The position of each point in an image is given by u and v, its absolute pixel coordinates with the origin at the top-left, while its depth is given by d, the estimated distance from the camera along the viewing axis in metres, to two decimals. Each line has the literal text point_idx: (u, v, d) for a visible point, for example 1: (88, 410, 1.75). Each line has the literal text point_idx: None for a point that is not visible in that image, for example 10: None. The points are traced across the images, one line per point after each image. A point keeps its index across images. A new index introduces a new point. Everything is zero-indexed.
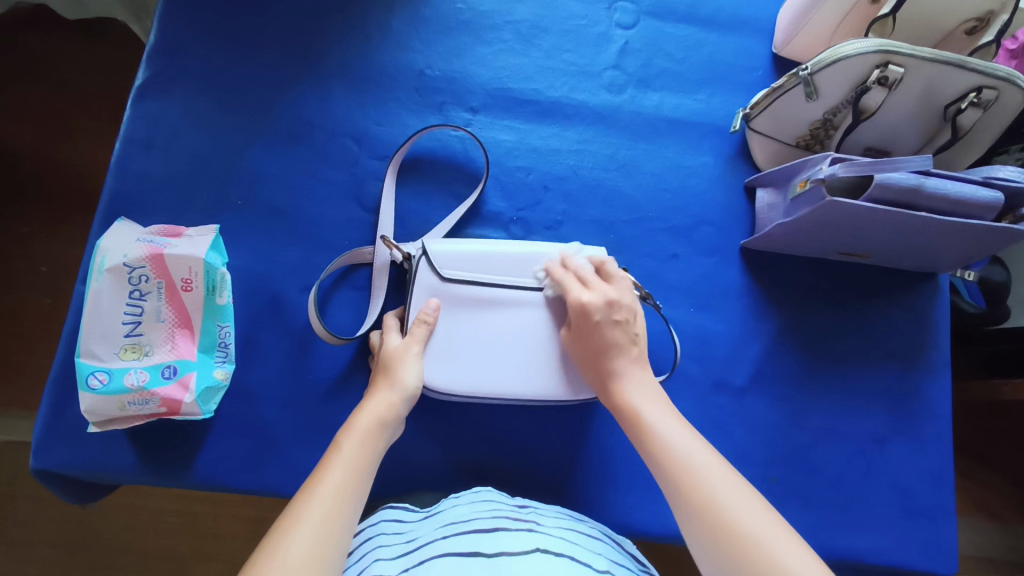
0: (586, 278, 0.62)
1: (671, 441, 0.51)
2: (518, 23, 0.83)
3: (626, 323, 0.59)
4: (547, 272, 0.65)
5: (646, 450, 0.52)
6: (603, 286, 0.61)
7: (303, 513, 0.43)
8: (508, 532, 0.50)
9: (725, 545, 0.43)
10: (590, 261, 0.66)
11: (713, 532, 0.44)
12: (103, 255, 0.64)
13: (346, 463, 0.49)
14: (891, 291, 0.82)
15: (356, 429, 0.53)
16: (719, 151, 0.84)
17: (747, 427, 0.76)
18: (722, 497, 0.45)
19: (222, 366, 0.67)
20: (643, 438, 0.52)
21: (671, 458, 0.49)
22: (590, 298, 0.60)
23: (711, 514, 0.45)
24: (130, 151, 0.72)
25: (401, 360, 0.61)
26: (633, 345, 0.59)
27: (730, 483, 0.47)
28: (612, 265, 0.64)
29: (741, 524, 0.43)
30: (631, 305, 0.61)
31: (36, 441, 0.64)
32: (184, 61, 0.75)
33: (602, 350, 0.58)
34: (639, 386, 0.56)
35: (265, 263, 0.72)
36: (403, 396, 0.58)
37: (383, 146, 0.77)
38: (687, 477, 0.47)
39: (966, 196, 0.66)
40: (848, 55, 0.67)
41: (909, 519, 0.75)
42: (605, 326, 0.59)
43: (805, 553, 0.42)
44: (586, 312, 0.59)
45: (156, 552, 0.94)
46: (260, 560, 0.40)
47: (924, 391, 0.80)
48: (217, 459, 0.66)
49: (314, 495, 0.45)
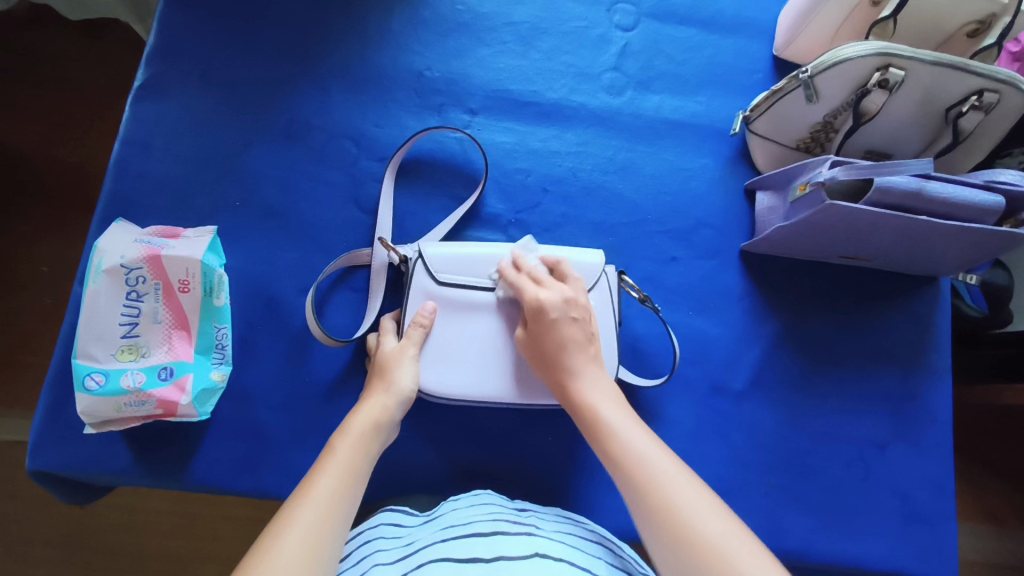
0: (540, 278, 0.62)
1: (631, 443, 0.50)
2: (517, 24, 0.83)
3: (583, 321, 0.59)
4: (498, 271, 0.64)
5: (605, 452, 0.52)
6: (558, 284, 0.61)
7: (295, 516, 0.43)
8: (507, 536, 0.49)
9: (680, 545, 0.43)
10: (541, 261, 0.65)
11: (670, 534, 0.44)
12: (100, 256, 0.64)
13: (340, 466, 0.49)
14: (892, 295, 0.82)
15: (348, 434, 0.52)
16: (719, 153, 0.84)
17: (746, 431, 0.75)
18: (679, 497, 0.45)
19: (218, 368, 0.66)
20: (602, 439, 0.52)
21: (630, 459, 0.49)
22: (547, 295, 0.60)
23: (667, 515, 0.45)
24: (129, 152, 0.72)
25: (398, 363, 0.61)
26: (590, 344, 0.59)
27: (688, 484, 0.47)
28: (567, 266, 0.64)
29: (697, 524, 0.44)
30: (586, 306, 0.61)
31: (33, 443, 0.64)
32: (183, 62, 0.75)
33: (559, 350, 0.58)
34: (598, 386, 0.56)
35: (262, 265, 0.72)
36: (399, 399, 0.58)
37: (381, 148, 0.77)
38: (645, 477, 0.47)
39: (967, 200, 0.66)
40: (848, 58, 0.66)
41: (909, 524, 0.75)
42: (563, 323, 0.58)
43: (760, 555, 0.42)
44: (542, 309, 0.59)
45: (155, 553, 0.94)
46: (253, 563, 0.39)
47: (925, 396, 0.79)
48: (213, 461, 0.66)
49: (308, 498, 0.45)
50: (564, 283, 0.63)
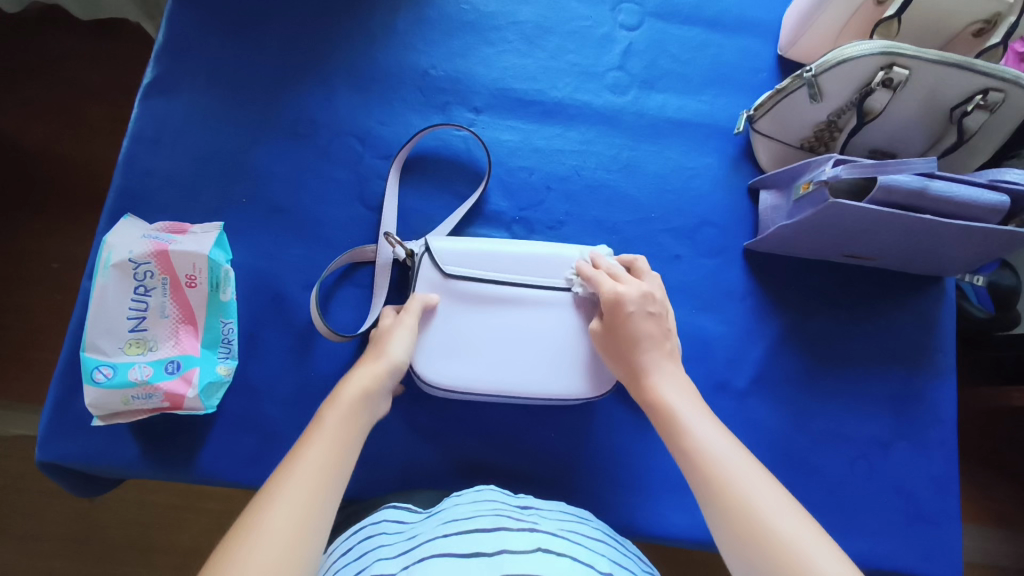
0: (618, 275, 0.64)
1: (706, 439, 0.51)
2: (522, 24, 0.84)
3: (659, 317, 0.60)
4: (576, 270, 0.66)
5: (675, 443, 0.52)
6: (634, 280, 0.63)
7: (278, 495, 0.43)
8: (509, 532, 0.50)
9: (755, 542, 0.43)
10: (619, 262, 0.67)
11: (743, 529, 0.44)
12: (110, 251, 0.65)
13: (327, 441, 0.48)
14: (896, 295, 0.82)
15: (339, 405, 0.51)
16: (723, 152, 0.84)
17: (749, 430, 0.75)
18: (755, 494, 0.46)
19: (224, 362, 0.67)
20: (675, 434, 0.52)
21: (702, 453, 0.50)
22: (625, 289, 0.61)
23: (742, 509, 0.45)
24: (137, 149, 0.73)
25: (393, 335, 0.60)
26: (666, 340, 0.60)
27: (761, 480, 0.47)
28: (643, 265, 0.66)
29: (772, 520, 0.44)
30: (663, 302, 0.62)
31: (41, 435, 0.65)
32: (191, 60, 0.76)
33: (636, 342, 0.58)
34: (671, 382, 0.56)
35: (269, 261, 0.72)
36: (391, 370, 0.57)
37: (386, 145, 0.78)
38: (720, 475, 0.48)
39: (972, 199, 0.66)
40: (852, 57, 0.67)
41: (913, 524, 0.75)
42: (639, 316, 0.59)
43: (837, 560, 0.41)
44: (620, 303, 0.60)
45: (160, 547, 0.94)
46: (235, 546, 0.39)
47: (930, 396, 0.79)
48: (220, 454, 0.67)
49: (292, 476, 0.45)
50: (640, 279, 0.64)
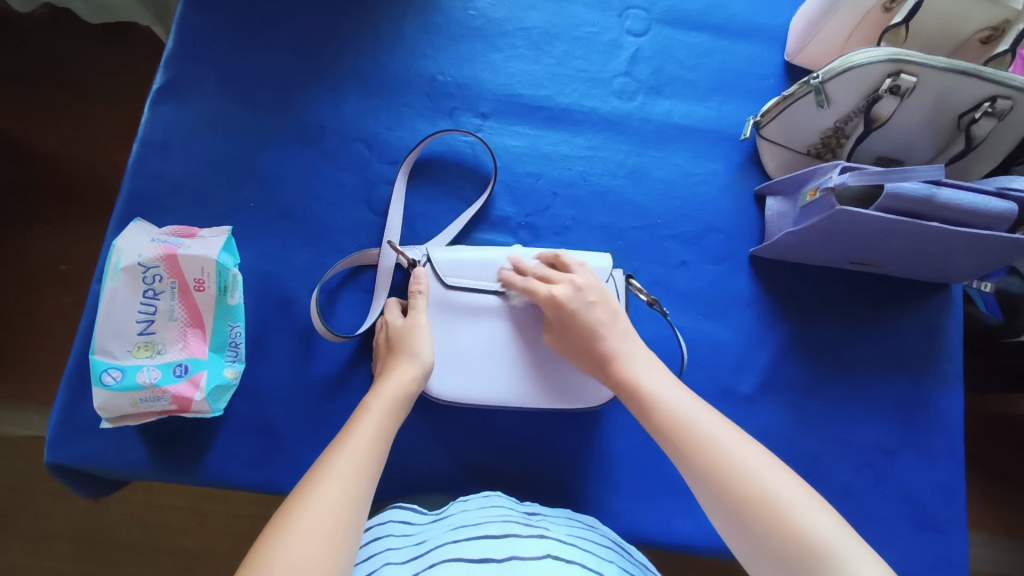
0: (545, 275, 0.64)
1: (674, 405, 0.53)
2: (530, 30, 0.84)
3: (601, 303, 0.61)
4: (503, 280, 0.66)
5: (647, 418, 0.54)
6: (566, 276, 0.63)
7: (333, 465, 0.46)
8: (518, 538, 0.50)
9: (734, 499, 0.45)
10: (543, 259, 0.67)
11: (721, 485, 0.46)
12: (119, 255, 0.65)
13: (372, 424, 0.52)
14: (903, 302, 0.82)
15: (383, 395, 0.55)
16: (729, 158, 0.84)
17: (755, 436, 0.75)
18: (729, 449, 0.48)
19: (231, 366, 0.68)
20: (645, 407, 0.54)
21: (676, 418, 0.52)
22: (559, 290, 0.62)
23: (719, 468, 0.47)
24: (147, 154, 0.74)
25: (414, 333, 0.62)
26: (617, 322, 0.61)
27: (730, 434, 0.49)
28: (568, 257, 0.66)
29: (746, 473, 0.46)
30: (599, 288, 0.63)
31: (50, 438, 0.65)
32: (201, 65, 0.77)
33: (590, 333, 0.60)
34: (636, 356, 0.58)
35: (276, 265, 0.73)
36: (424, 369, 0.60)
37: (394, 150, 0.78)
38: (695, 437, 0.49)
39: (980, 207, 0.66)
40: (860, 64, 0.67)
41: (919, 532, 0.75)
42: (584, 309, 0.60)
43: (821, 506, 0.44)
44: (558, 303, 0.61)
45: (166, 548, 0.95)
46: (294, 506, 0.42)
47: (936, 403, 0.79)
48: (226, 458, 0.67)
49: (344, 450, 0.48)
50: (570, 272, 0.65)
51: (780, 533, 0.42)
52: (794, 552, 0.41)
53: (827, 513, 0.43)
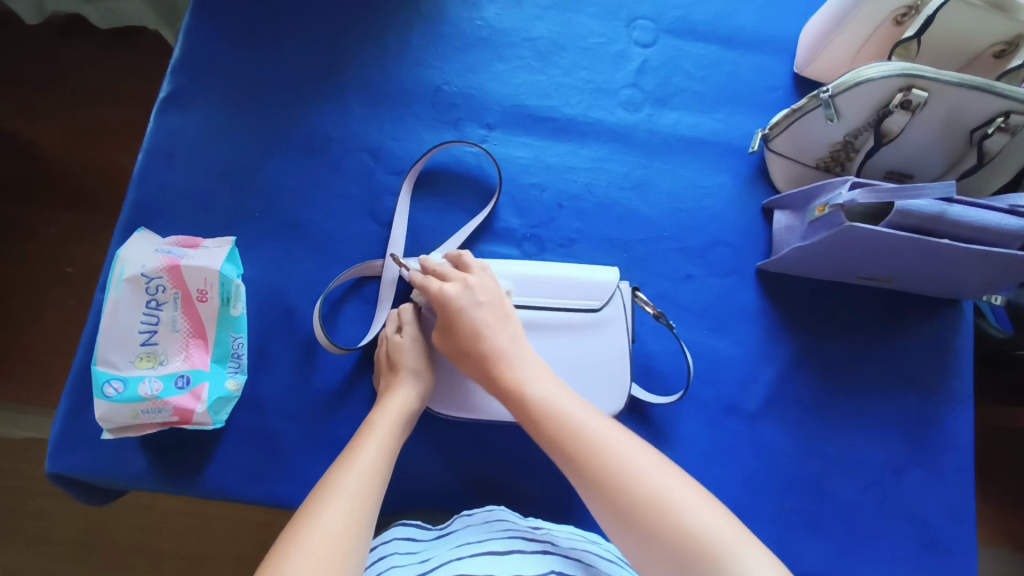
0: (444, 272, 0.62)
1: (566, 412, 0.51)
2: (537, 40, 0.84)
3: (491, 303, 0.59)
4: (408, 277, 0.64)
5: (536, 428, 0.52)
6: (462, 274, 0.61)
7: (338, 486, 0.45)
8: (523, 555, 0.50)
9: (629, 505, 0.45)
10: (449, 259, 0.64)
11: (612, 492, 0.46)
12: (122, 266, 0.65)
13: (380, 440, 0.52)
14: (912, 316, 0.81)
15: (387, 412, 0.55)
16: (737, 170, 0.83)
17: (760, 453, 0.74)
18: (621, 454, 0.47)
19: (234, 377, 0.67)
20: (532, 417, 0.52)
21: (565, 426, 0.50)
22: (450, 287, 0.59)
23: (611, 474, 0.46)
24: (152, 163, 0.74)
25: (411, 349, 0.62)
26: (505, 324, 0.58)
27: (624, 440, 0.49)
28: (469, 257, 0.63)
29: (640, 477, 0.46)
30: (493, 289, 0.60)
31: (52, 447, 0.65)
32: (207, 75, 0.77)
33: (472, 335, 0.57)
34: (524, 360, 0.55)
35: (279, 275, 0.73)
36: (422, 382, 0.61)
37: (398, 161, 0.78)
38: (587, 445, 0.48)
39: (991, 224, 0.65)
40: (870, 78, 0.66)
41: (926, 553, 0.74)
42: (470, 309, 0.58)
43: (715, 507, 0.44)
44: (447, 299, 0.59)
45: (168, 553, 0.95)
46: (301, 527, 0.42)
47: (945, 421, 0.78)
48: (226, 469, 0.67)
49: (351, 470, 0.47)
50: (467, 272, 0.62)
51: (669, 536, 0.43)
52: (684, 551, 0.42)
53: (719, 515, 0.44)
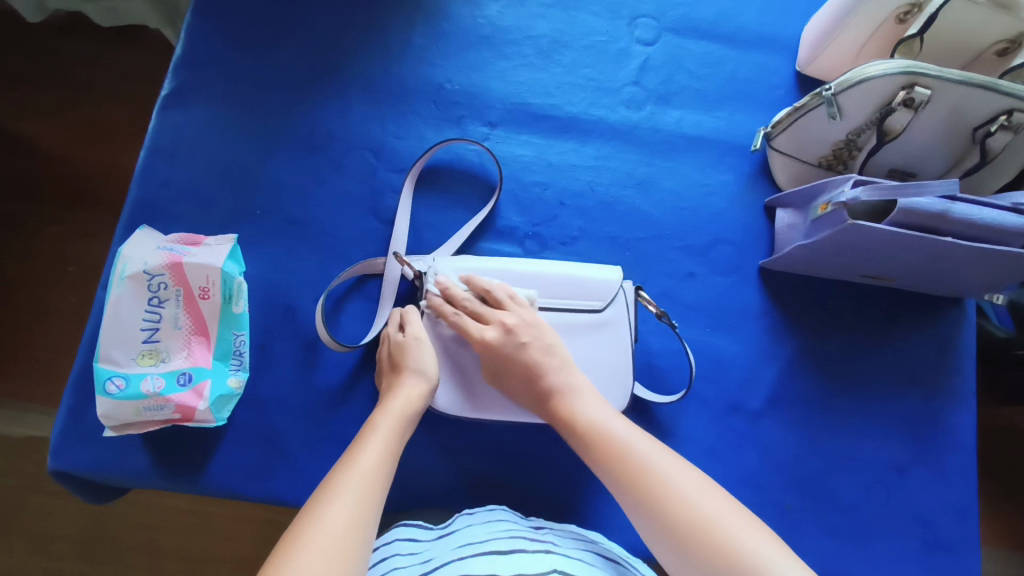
0: (477, 313, 0.62)
1: (617, 437, 0.53)
2: (538, 38, 0.84)
3: (535, 342, 0.60)
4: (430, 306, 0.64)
5: (589, 455, 0.53)
6: (497, 314, 0.62)
7: (340, 485, 0.45)
8: (524, 554, 0.50)
9: (676, 527, 0.45)
10: (475, 290, 0.65)
11: (660, 516, 0.46)
12: (124, 263, 0.65)
13: (383, 441, 0.51)
14: (914, 315, 0.81)
15: (389, 413, 0.55)
16: (739, 169, 0.83)
17: (763, 451, 0.74)
18: (667, 477, 0.48)
19: (236, 374, 0.67)
20: (586, 445, 0.54)
21: (616, 450, 0.51)
22: (490, 334, 0.61)
23: (658, 496, 0.47)
24: (154, 160, 0.74)
25: (413, 348, 0.62)
26: (553, 357, 0.60)
27: (673, 465, 0.49)
28: (499, 291, 0.64)
29: (687, 501, 0.46)
30: (532, 323, 0.61)
31: (54, 444, 0.65)
32: (208, 72, 0.77)
33: (528, 378, 0.59)
34: (577, 392, 0.57)
35: (281, 273, 0.73)
36: (427, 382, 0.60)
37: (400, 159, 0.78)
38: (634, 468, 0.49)
39: (995, 222, 0.64)
40: (872, 77, 0.66)
41: (929, 551, 0.73)
42: (518, 353, 0.60)
43: (762, 531, 0.44)
44: (492, 350, 0.60)
45: (169, 552, 0.95)
46: (304, 526, 0.42)
47: (948, 419, 0.77)
48: (228, 467, 0.67)
49: (350, 470, 0.47)
50: (502, 309, 0.63)
51: (718, 560, 0.43)
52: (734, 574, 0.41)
53: (770, 540, 0.43)
